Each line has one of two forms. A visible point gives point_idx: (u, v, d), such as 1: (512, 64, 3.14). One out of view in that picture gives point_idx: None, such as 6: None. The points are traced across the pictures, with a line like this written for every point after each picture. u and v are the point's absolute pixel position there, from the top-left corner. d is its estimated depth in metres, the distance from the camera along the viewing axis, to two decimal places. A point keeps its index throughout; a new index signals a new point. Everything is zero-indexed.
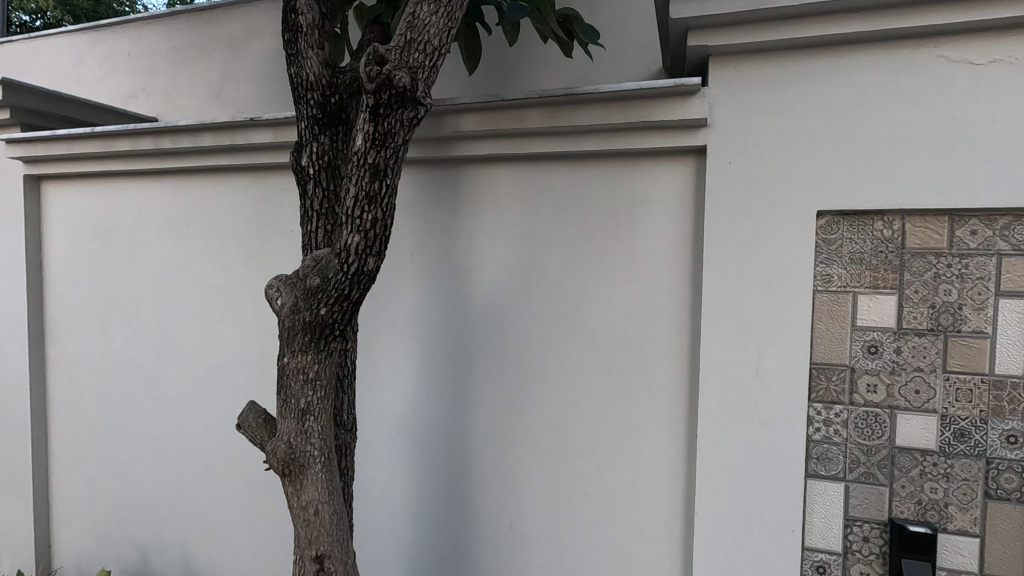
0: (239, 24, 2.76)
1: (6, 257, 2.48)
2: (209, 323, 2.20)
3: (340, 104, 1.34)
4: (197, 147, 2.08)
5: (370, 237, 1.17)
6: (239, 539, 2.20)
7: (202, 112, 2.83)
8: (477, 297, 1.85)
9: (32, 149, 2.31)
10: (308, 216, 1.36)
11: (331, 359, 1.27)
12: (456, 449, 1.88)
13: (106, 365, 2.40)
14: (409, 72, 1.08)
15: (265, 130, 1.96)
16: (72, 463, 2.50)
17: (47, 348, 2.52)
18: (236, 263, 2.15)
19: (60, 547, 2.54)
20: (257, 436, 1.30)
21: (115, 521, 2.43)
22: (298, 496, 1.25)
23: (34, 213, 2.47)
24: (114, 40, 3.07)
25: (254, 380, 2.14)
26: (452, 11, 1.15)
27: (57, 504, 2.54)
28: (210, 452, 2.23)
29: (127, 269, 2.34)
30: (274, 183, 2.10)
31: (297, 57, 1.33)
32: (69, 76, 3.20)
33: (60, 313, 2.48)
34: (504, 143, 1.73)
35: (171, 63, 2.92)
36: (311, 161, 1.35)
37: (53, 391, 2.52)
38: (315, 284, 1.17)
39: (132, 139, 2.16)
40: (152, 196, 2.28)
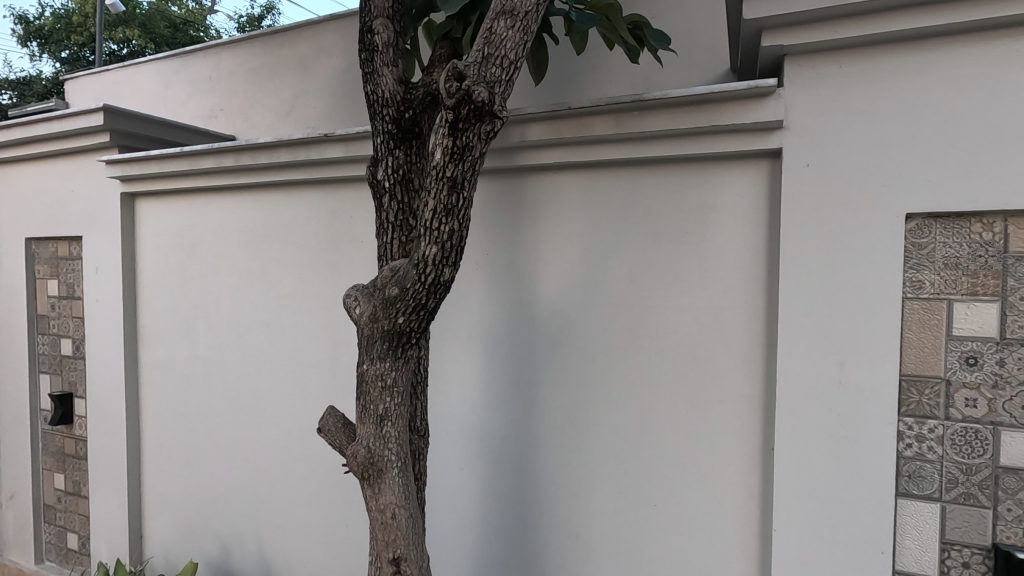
0: (309, 44, 2.89)
1: (105, 268, 2.70)
2: (285, 330, 2.32)
3: (413, 118, 1.38)
4: (275, 163, 2.20)
5: (447, 248, 1.19)
6: (313, 537, 2.29)
7: (275, 129, 2.99)
8: (543, 304, 1.86)
9: (129, 169, 2.51)
10: (384, 228, 1.41)
11: (408, 366, 1.31)
12: (520, 456, 1.90)
13: (192, 369, 2.57)
14: (487, 86, 1.10)
15: (337, 145, 2.05)
16: (160, 460, 2.68)
17: (139, 353, 2.71)
18: (309, 273, 2.26)
19: (149, 538, 2.73)
20: (336, 439, 1.34)
21: (198, 516, 2.58)
22: (377, 499, 1.29)
23: (129, 228, 2.68)
24: (197, 64, 3.29)
25: (326, 384, 2.23)
26: (528, 24, 1.17)
27: (147, 498, 2.73)
28: (285, 452, 2.34)
29: (210, 279, 2.50)
30: (345, 195, 2.19)
31: (373, 75, 1.39)
32: (157, 99, 3.45)
33: (150, 321, 2.67)
34: (570, 151, 1.74)
35: (247, 84, 3.10)
36: (386, 175, 1.40)
37: (144, 393, 2.71)
38: (394, 293, 1.21)
39: (216, 156, 2.31)
40: (232, 210, 2.43)
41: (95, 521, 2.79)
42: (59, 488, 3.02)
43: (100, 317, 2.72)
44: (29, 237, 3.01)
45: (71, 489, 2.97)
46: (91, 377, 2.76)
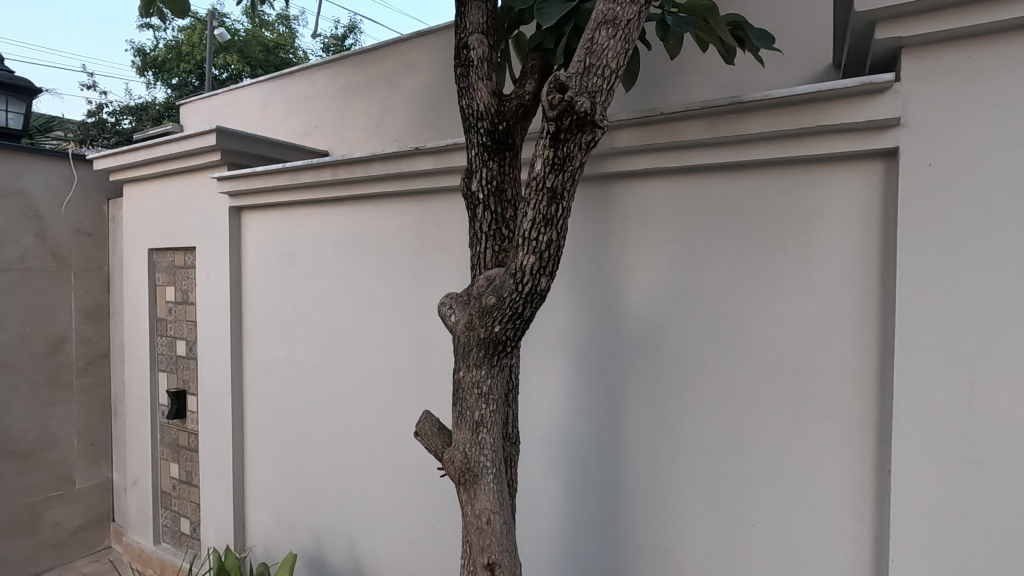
0: (396, 61, 3.02)
1: (215, 276, 2.94)
2: (375, 335, 2.42)
3: (507, 130, 1.40)
4: (368, 177, 2.31)
5: (545, 258, 1.19)
6: (400, 536, 2.37)
7: (364, 143, 3.14)
8: (631, 313, 1.83)
9: (238, 185, 2.73)
10: (477, 238, 1.43)
11: (502, 374, 1.33)
12: (608, 468, 1.87)
13: (289, 371, 2.73)
14: (589, 96, 1.09)
15: (426, 158, 2.13)
16: (261, 455, 2.86)
17: (244, 354, 2.92)
18: (398, 281, 2.35)
19: (250, 528, 2.92)
20: (432, 443, 1.39)
21: (294, 510, 2.74)
22: (472, 504, 1.31)
23: (236, 238, 2.90)
24: (293, 85, 3.51)
25: (414, 388, 2.31)
26: (629, 32, 1.16)
27: (248, 490, 2.93)
28: (375, 453, 2.44)
29: (306, 287, 2.65)
30: (431, 205, 2.26)
31: (468, 89, 1.43)
32: (258, 119, 3.72)
33: (252, 326, 2.88)
34: (660, 156, 1.70)
35: (338, 101, 3.27)
36: (480, 187, 1.42)
37: (247, 391, 2.91)
38: (491, 302, 1.23)
39: (314, 172, 2.46)
40: (327, 221, 2.57)
41: (205, 509, 3.03)
42: (174, 477, 3.31)
43: (211, 320, 2.97)
44: (151, 248, 3.34)
45: (184, 478, 3.25)
46: (203, 375, 3.01)
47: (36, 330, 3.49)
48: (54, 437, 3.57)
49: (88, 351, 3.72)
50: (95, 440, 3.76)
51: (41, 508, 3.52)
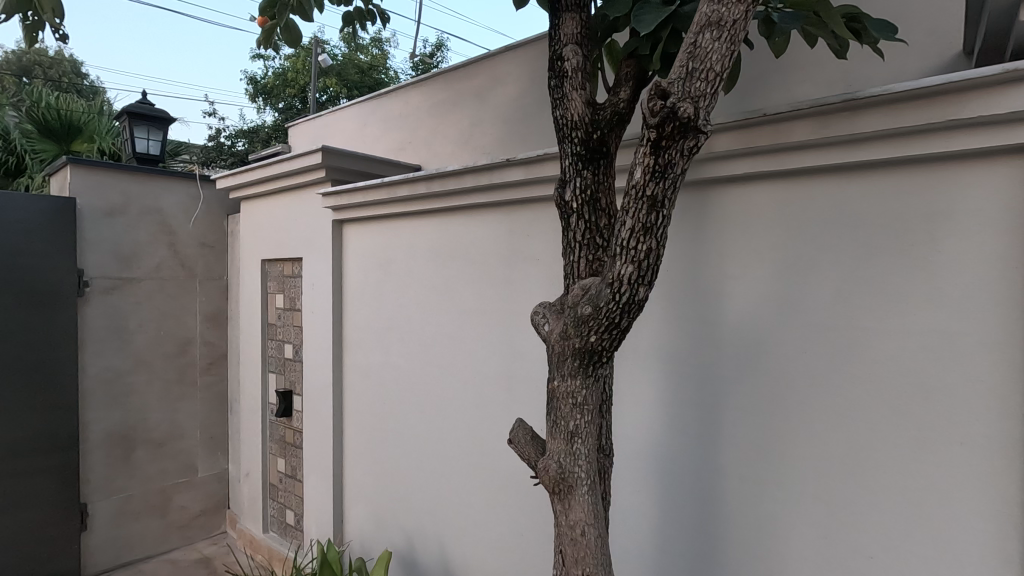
0: (485, 75, 3.10)
1: (320, 285, 3.15)
2: (466, 342, 2.48)
3: (601, 139, 1.39)
4: (461, 189, 2.40)
5: (644, 267, 1.17)
6: (489, 541, 2.40)
7: (455, 156, 3.25)
8: (730, 324, 1.75)
9: (341, 199, 2.92)
10: (570, 247, 1.43)
11: (597, 384, 1.32)
12: (704, 486, 1.78)
13: (385, 376, 2.87)
14: (692, 101, 1.06)
15: (517, 168, 2.18)
16: (358, 454, 3.02)
17: (344, 358, 3.10)
18: (488, 289, 2.40)
19: (348, 523, 3.08)
20: (526, 452, 1.40)
21: (388, 509, 2.86)
22: (566, 515, 1.30)
23: (338, 249, 3.10)
24: (389, 103, 3.71)
25: (503, 395, 2.34)
26: (734, 33, 1.12)
27: (346, 487, 3.09)
28: (465, 457, 2.49)
29: (401, 295, 2.78)
30: (520, 215, 2.29)
31: (562, 99, 1.44)
32: (357, 137, 3.96)
33: (352, 332, 3.05)
34: (763, 160, 1.62)
35: (430, 117, 3.42)
36: (574, 196, 1.42)
37: (346, 393, 3.09)
38: (587, 311, 1.23)
39: (409, 185, 2.58)
40: (421, 232, 2.68)
41: (308, 502, 3.24)
42: (281, 471, 3.57)
43: (315, 325, 3.18)
44: (264, 259, 3.64)
45: (290, 473, 3.49)
46: (308, 377, 3.24)
47: (169, 333, 3.91)
48: (181, 429, 3.97)
49: (210, 352, 4.11)
50: (214, 433, 4.14)
51: (170, 493, 3.92)
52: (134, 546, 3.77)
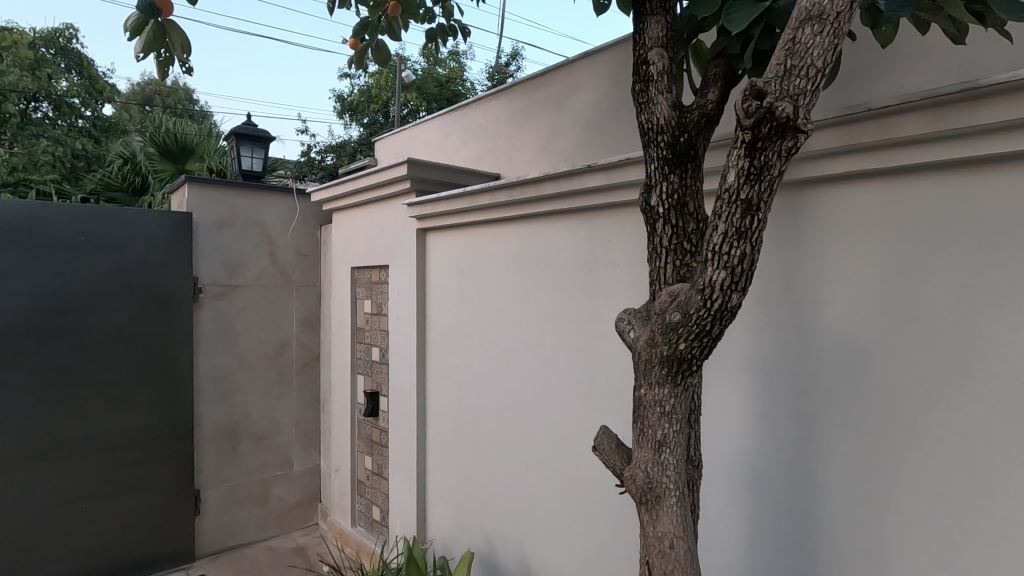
0: (564, 83, 3.11)
1: (405, 291, 3.29)
2: (546, 348, 2.50)
3: (689, 142, 1.36)
4: (541, 196, 2.42)
5: (738, 272, 1.13)
6: (569, 548, 2.39)
7: (533, 164, 3.29)
8: (828, 332, 1.64)
9: (424, 209, 3.04)
10: (656, 253, 1.41)
11: (687, 393, 1.28)
12: (801, 505, 1.68)
13: (466, 380, 2.94)
14: (792, 100, 1.02)
15: (598, 174, 2.17)
16: (440, 455, 3.11)
17: (427, 361, 3.21)
18: (568, 296, 2.40)
19: (430, 522, 3.18)
20: (611, 459, 1.38)
21: (469, 510, 2.92)
22: (654, 527, 1.28)
23: (422, 257, 3.22)
24: (469, 114, 3.82)
25: (583, 401, 2.33)
26: (837, 27, 1.07)
27: (429, 487, 3.19)
28: (545, 463, 2.50)
29: (482, 301, 2.84)
30: (601, 220, 2.28)
31: (647, 104, 1.42)
32: (438, 148, 4.11)
33: (434, 336, 3.16)
34: (867, 157, 1.52)
35: (509, 126, 3.48)
36: (660, 201, 1.40)
37: (429, 395, 3.20)
38: (676, 318, 1.20)
39: (490, 194, 2.64)
40: (501, 239, 2.74)
41: (394, 500, 3.38)
42: (368, 469, 3.74)
43: (401, 330, 3.33)
44: (354, 267, 3.85)
45: (376, 471, 3.66)
46: (394, 379, 3.39)
47: (269, 336, 4.23)
48: (279, 425, 4.27)
49: (305, 354, 4.40)
50: (308, 430, 4.42)
51: (270, 484, 4.22)
52: (239, 532, 4.09)
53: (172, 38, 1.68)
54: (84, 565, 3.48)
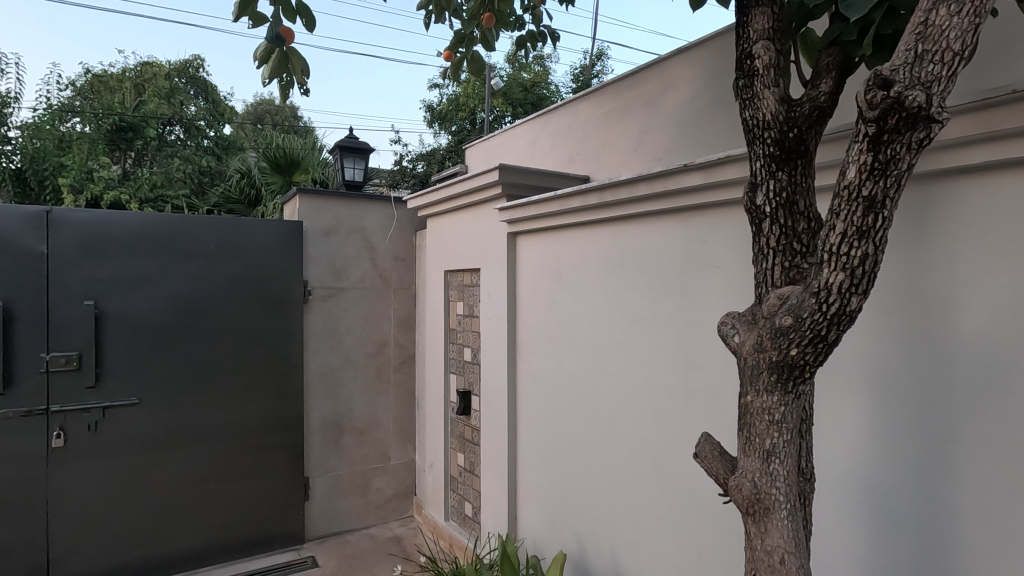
0: (656, 81, 3.05)
1: (497, 293, 3.37)
2: (639, 351, 2.46)
3: (798, 137, 1.29)
4: (634, 197, 2.40)
5: (858, 275, 1.06)
6: (664, 557, 2.33)
7: (624, 165, 3.25)
8: (962, 339, 1.49)
9: (516, 213, 3.10)
10: (763, 255, 1.35)
11: (798, 402, 1.22)
12: (930, 528, 1.53)
13: (557, 382, 2.96)
14: (924, 88, 0.94)
15: (695, 174, 2.11)
16: (531, 455, 3.15)
17: (517, 363, 3.27)
18: (662, 298, 2.35)
19: (521, 521, 3.23)
20: (714, 468, 1.35)
21: (560, 512, 2.93)
22: (762, 540, 1.22)
23: (513, 260, 3.29)
24: (558, 118, 3.84)
25: (679, 407, 2.26)
26: (978, 5, 0.98)
27: (520, 487, 3.25)
28: (638, 468, 2.46)
29: (573, 304, 2.85)
30: (697, 221, 2.21)
31: (752, 100, 1.36)
32: (527, 153, 4.17)
33: (525, 338, 3.20)
34: (1009, 145, 1.37)
35: (599, 128, 3.47)
36: (767, 200, 1.33)
37: (520, 396, 3.25)
38: (787, 323, 1.15)
39: (582, 197, 2.65)
40: (592, 241, 2.74)
41: (486, 497, 3.46)
42: (461, 465, 3.87)
43: (492, 331, 3.41)
44: (447, 270, 4.00)
45: (468, 468, 3.77)
46: (486, 379, 3.48)
47: (369, 336, 4.50)
48: (379, 420, 4.52)
49: (401, 354, 4.63)
50: (404, 426, 4.64)
51: (370, 475, 4.48)
52: (343, 519, 4.38)
53: (293, 65, 1.86)
54: (213, 539, 3.88)
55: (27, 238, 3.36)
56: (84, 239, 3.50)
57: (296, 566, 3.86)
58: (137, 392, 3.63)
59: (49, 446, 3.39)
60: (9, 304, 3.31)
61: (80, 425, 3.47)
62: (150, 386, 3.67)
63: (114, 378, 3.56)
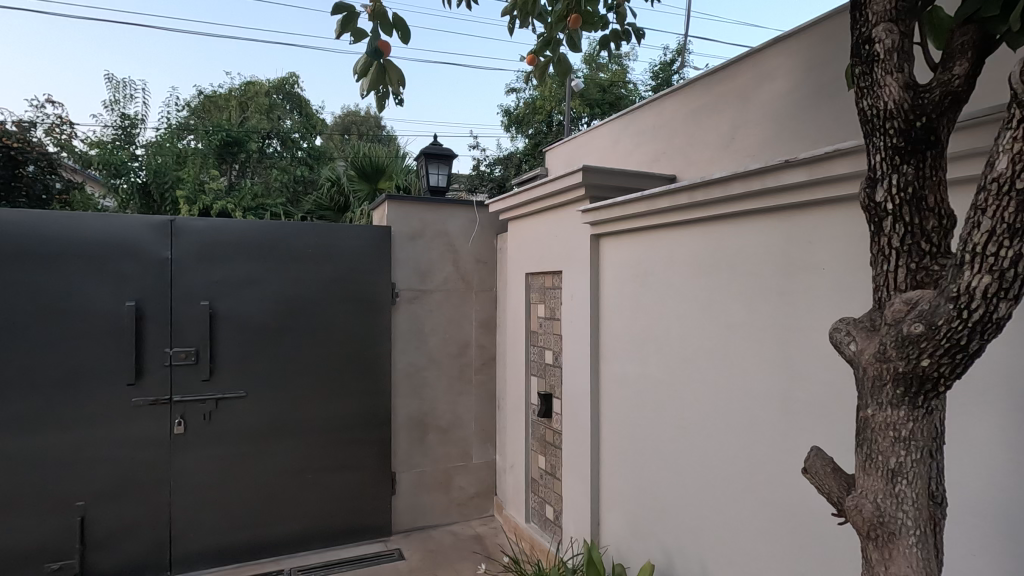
0: (749, 74, 2.90)
1: (579, 295, 3.34)
2: (732, 357, 2.35)
3: (928, 126, 1.16)
4: (728, 196, 2.30)
5: (1008, 278, 0.95)
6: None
7: (714, 163, 3.12)
8: None
9: (600, 215, 3.07)
10: (884, 255, 1.24)
11: (930, 418, 1.11)
12: None
13: (642, 387, 2.89)
14: None
15: (798, 169, 1.98)
16: (615, 461, 3.09)
17: (600, 367, 3.22)
18: (759, 302, 2.22)
19: (604, 528, 3.17)
20: (827, 485, 1.25)
21: (647, 522, 2.84)
22: (885, 567, 1.12)
23: (596, 262, 3.25)
24: (642, 117, 3.75)
25: (778, 417, 2.13)
26: None
27: (603, 493, 3.19)
28: (731, 479, 2.34)
29: (660, 307, 2.77)
30: (798, 220, 2.08)
31: (871, 88, 1.25)
32: (610, 154, 4.11)
33: (609, 342, 3.15)
34: None
35: (686, 126, 3.35)
36: (887, 197, 1.21)
37: (603, 400, 3.19)
38: (918, 331, 1.04)
39: (671, 196, 2.58)
40: (681, 242, 2.65)
41: (568, 501, 3.44)
42: (542, 468, 3.87)
43: (575, 334, 3.39)
44: (528, 273, 4.02)
45: (550, 470, 3.76)
46: (568, 381, 3.46)
47: (452, 337, 4.61)
48: (461, 420, 4.62)
49: (483, 355, 4.71)
50: (485, 426, 4.72)
51: (452, 473, 4.59)
52: (427, 514, 4.52)
53: (390, 75, 1.93)
54: (309, 526, 4.13)
55: (154, 244, 3.73)
56: (201, 245, 3.85)
57: (384, 557, 4.03)
58: (244, 386, 3.94)
59: (172, 432, 3.76)
60: (140, 303, 3.70)
61: (197, 414, 3.82)
62: (255, 380, 3.97)
63: (226, 372, 3.89)
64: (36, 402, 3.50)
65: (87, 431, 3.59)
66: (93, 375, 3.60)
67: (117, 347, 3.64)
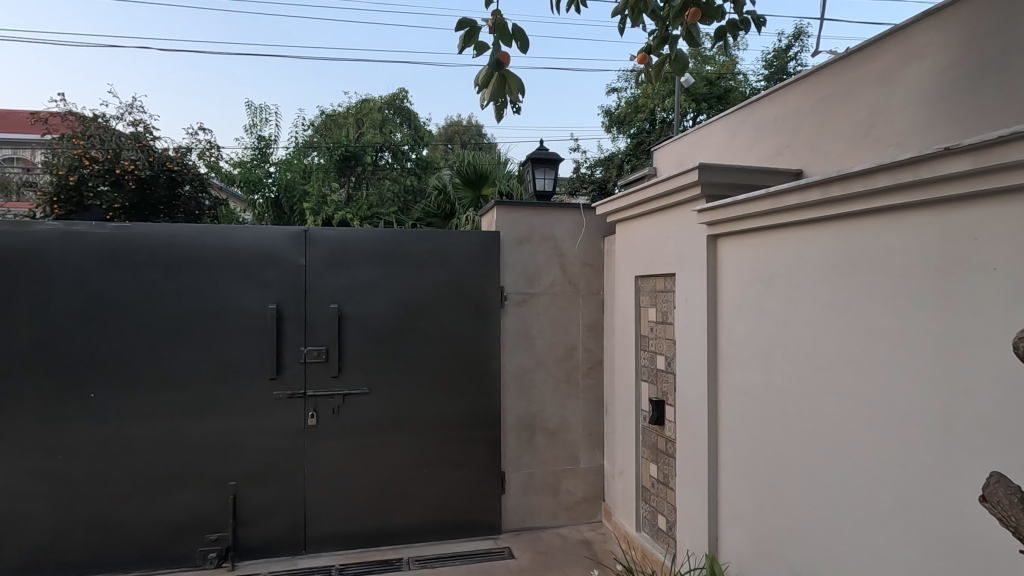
0: (893, 53, 2.62)
1: (695, 299, 3.21)
2: (877, 367, 2.13)
3: None
4: (870, 190, 2.10)
5: None
6: None
7: (848, 155, 2.86)
8: None
9: (718, 215, 2.93)
10: None
11: None
12: None
13: (767, 396, 2.71)
14: None
15: (959, 158, 1.75)
16: (735, 472, 2.92)
17: (718, 374, 3.07)
18: (910, 307, 2.00)
19: (723, 543, 3.01)
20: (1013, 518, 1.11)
21: (772, 540, 2.66)
22: None
23: (713, 264, 3.10)
24: (763, 109, 3.53)
25: (936, 436, 1.90)
26: None
27: (722, 506, 3.03)
28: (876, 502, 2.12)
29: (788, 311, 2.59)
30: (960, 215, 1.84)
31: None
32: (725, 149, 3.91)
33: (728, 347, 3.00)
34: None
35: (814, 115, 3.10)
36: None
37: (722, 409, 3.04)
38: None
39: (801, 193, 2.41)
40: (813, 241, 2.46)
41: (683, 512, 3.31)
42: (653, 476, 3.76)
43: (690, 338, 3.26)
44: (637, 275, 3.93)
45: (662, 479, 3.64)
46: (682, 388, 3.34)
47: (560, 340, 4.63)
48: (569, 423, 4.63)
49: (590, 358, 4.69)
50: (592, 430, 4.68)
51: (560, 476, 4.60)
52: (536, 515, 4.56)
53: (510, 85, 1.99)
54: (424, 518, 4.33)
55: (291, 253, 4.13)
56: (330, 252, 4.19)
57: (494, 554, 4.12)
58: (368, 383, 4.23)
59: (306, 424, 4.12)
60: (280, 306, 4.11)
61: (328, 408, 4.16)
62: (377, 378, 4.25)
63: (351, 370, 4.20)
64: (198, 392, 4.01)
65: (238, 419, 4.04)
66: (242, 369, 4.05)
67: (261, 345, 4.07)
